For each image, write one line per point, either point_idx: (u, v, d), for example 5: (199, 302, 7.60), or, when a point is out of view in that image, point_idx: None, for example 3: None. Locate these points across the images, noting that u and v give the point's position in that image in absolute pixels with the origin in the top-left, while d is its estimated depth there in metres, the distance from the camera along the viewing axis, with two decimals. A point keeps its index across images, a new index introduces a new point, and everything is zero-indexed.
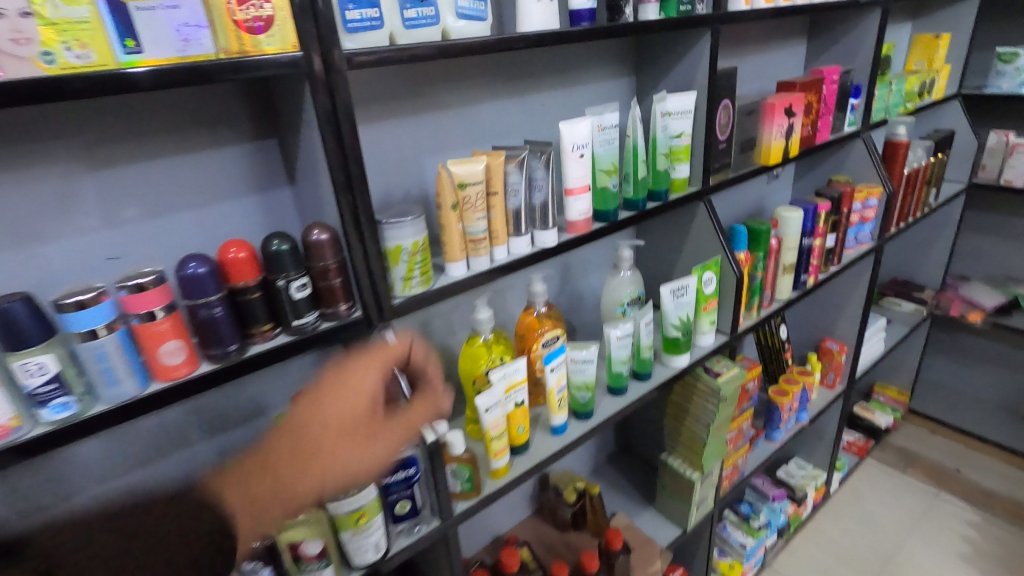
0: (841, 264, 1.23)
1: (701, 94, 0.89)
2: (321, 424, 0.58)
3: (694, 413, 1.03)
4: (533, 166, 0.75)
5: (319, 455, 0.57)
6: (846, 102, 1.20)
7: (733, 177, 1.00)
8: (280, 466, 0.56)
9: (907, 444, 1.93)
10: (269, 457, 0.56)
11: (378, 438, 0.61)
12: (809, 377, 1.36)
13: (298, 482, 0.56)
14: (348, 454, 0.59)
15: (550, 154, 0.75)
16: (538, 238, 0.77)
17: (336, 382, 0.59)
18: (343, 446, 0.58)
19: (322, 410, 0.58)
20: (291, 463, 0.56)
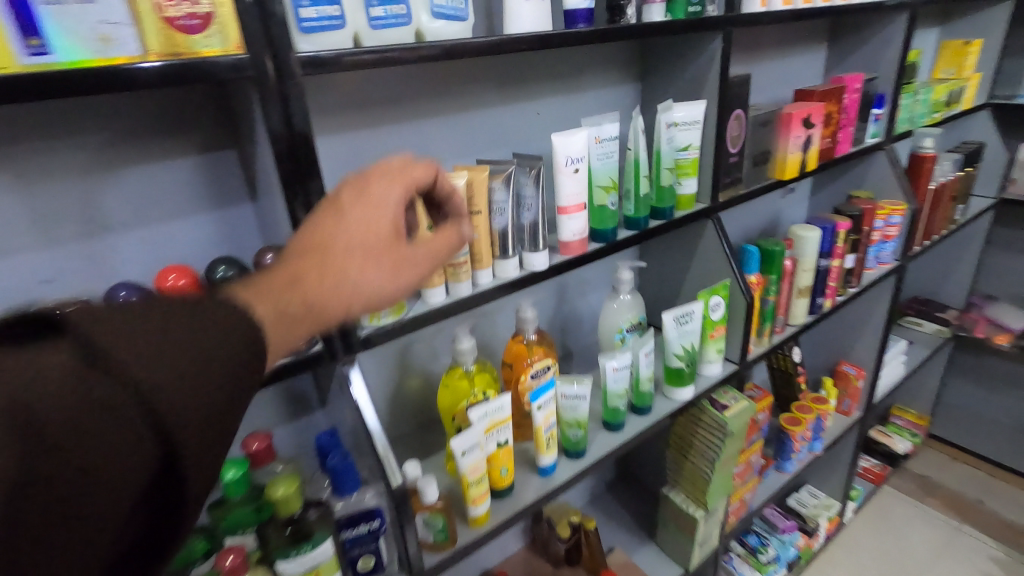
0: (861, 286, 1.15)
1: (711, 103, 0.82)
2: (349, 237, 0.48)
3: (698, 447, 0.96)
4: (522, 181, 0.68)
5: (348, 271, 0.47)
6: (869, 112, 1.12)
7: (745, 193, 0.93)
8: (308, 282, 0.45)
9: (927, 471, 1.84)
10: (294, 272, 0.45)
11: (416, 260, 0.52)
12: (824, 405, 1.27)
13: (329, 303, 0.46)
14: (383, 273, 0.49)
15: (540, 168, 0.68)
16: (528, 261, 0.71)
17: (362, 192, 0.50)
18: (374, 265, 0.49)
19: (348, 222, 0.48)
20: (319, 279, 0.46)
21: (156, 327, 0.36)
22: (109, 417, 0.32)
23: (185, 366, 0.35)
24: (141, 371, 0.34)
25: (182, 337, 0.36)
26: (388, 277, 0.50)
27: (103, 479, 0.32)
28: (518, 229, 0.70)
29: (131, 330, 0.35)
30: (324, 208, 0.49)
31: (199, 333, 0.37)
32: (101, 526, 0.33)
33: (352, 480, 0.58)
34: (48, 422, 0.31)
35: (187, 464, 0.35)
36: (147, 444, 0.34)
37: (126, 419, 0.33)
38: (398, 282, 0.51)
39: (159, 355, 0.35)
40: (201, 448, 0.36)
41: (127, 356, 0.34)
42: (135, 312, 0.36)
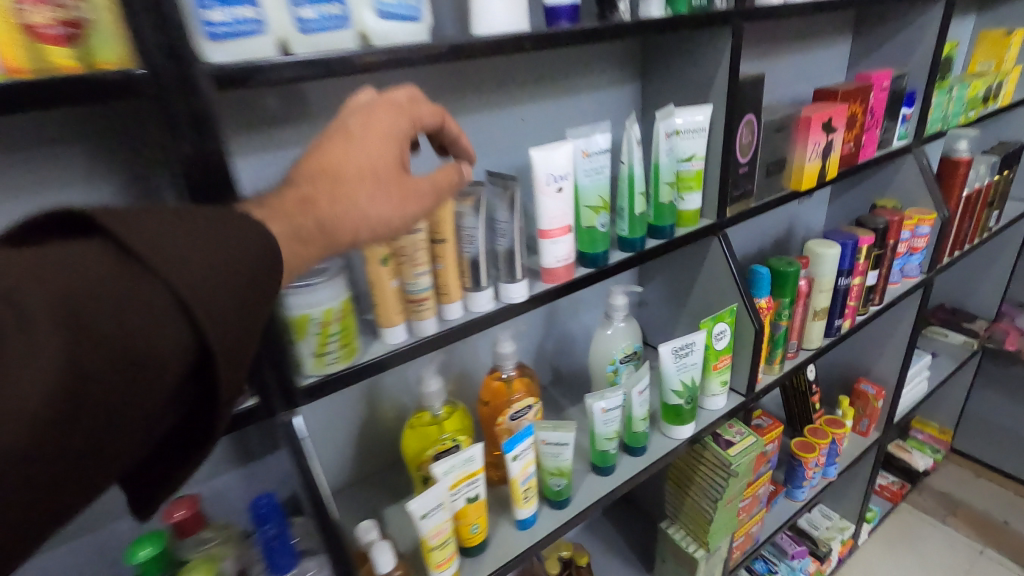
0: (883, 303, 1.05)
1: (718, 108, 0.72)
2: (360, 160, 0.45)
3: (699, 485, 0.88)
4: (496, 203, 0.59)
5: (356, 198, 0.45)
6: (897, 111, 1.01)
7: (756, 207, 0.83)
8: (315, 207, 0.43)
9: (949, 488, 1.74)
10: (300, 197, 0.43)
11: (429, 190, 0.49)
12: (840, 429, 1.18)
13: (338, 228, 0.44)
14: (395, 199, 0.47)
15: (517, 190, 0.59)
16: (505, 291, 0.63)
17: (370, 120, 0.48)
18: (385, 191, 0.46)
19: (359, 147, 0.46)
20: (327, 202, 0.43)
21: (182, 224, 0.32)
22: (144, 317, 0.29)
23: (218, 271, 0.32)
24: (174, 272, 0.30)
25: (215, 242, 0.33)
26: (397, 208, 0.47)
27: (137, 379, 0.29)
28: (493, 256, 0.62)
29: (161, 231, 0.31)
30: (332, 134, 0.46)
31: (229, 240, 0.33)
32: (134, 424, 0.30)
33: (286, 558, 0.51)
34: (87, 306, 0.28)
35: (221, 373, 0.32)
36: (184, 348, 0.31)
37: (161, 317, 0.30)
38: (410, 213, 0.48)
39: (190, 257, 0.31)
40: (234, 358, 0.33)
41: (158, 255, 0.30)
42: (164, 212, 0.33)
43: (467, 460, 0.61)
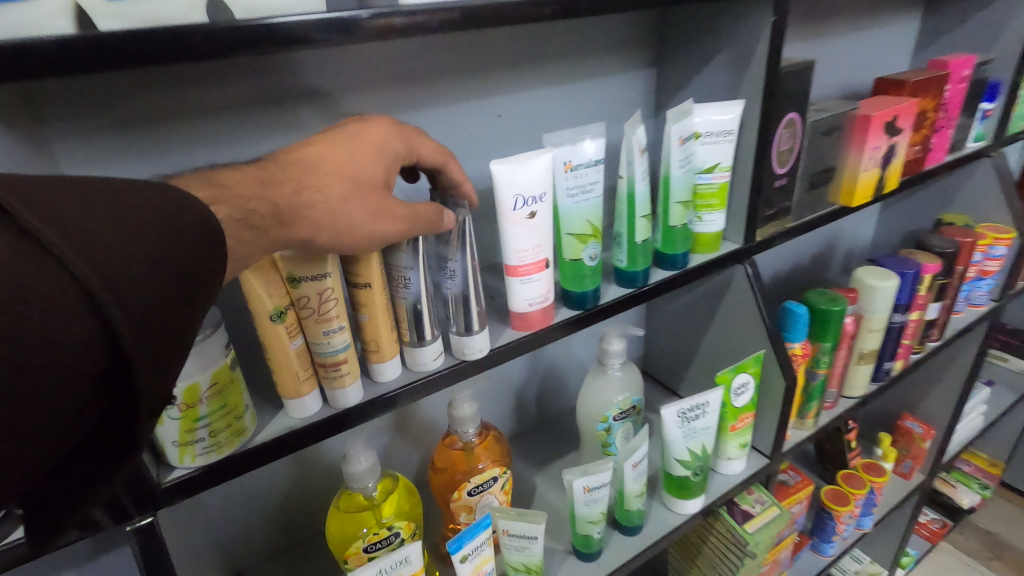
0: (944, 339, 0.88)
1: (751, 105, 0.56)
2: (349, 164, 0.36)
3: (709, 557, 0.73)
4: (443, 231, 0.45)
5: (327, 210, 0.35)
6: (976, 107, 0.82)
7: (795, 226, 0.66)
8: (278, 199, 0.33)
9: (996, 528, 1.55)
10: (271, 178, 0.33)
11: (422, 209, 0.41)
12: (879, 477, 1.01)
13: (298, 220, 0.34)
14: (376, 219, 0.38)
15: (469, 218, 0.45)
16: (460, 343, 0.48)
17: (382, 127, 0.39)
18: (365, 203, 0.37)
19: (359, 151, 0.37)
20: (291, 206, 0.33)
21: (108, 205, 0.26)
22: (42, 310, 0.23)
23: (140, 260, 0.26)
24: (81, 257, 0.24)
25: (137, 224, 0.26)
26: (369, 227, 0.37)
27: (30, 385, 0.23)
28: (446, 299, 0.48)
29: (69, 207, 0.25)
30: (336, 129, 0.38)
31: (157, 230, 0.27)
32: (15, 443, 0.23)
33: None
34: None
35: (138, 386, 0.26)
36: (93, 352, 0.24)
37: (64, 315, 0.23)
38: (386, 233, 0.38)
39: (111, 244, 0.25)
40: (155, 365, 0.26)
41: (64, 238, 0.24)
42: (72, 186, 0.26)
43: (400, 562, 0.47)
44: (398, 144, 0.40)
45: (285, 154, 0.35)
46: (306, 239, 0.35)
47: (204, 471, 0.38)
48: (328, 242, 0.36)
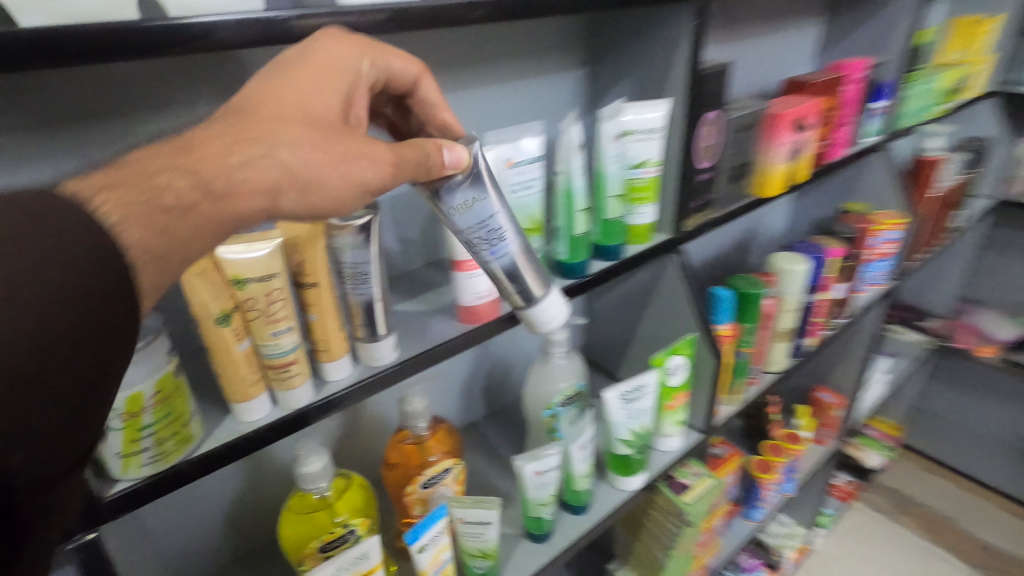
0: (849, 317, 0.97)
1: (676, 103, 0.60)
2: (301, 102, 0.36)
3: (651, 530, 0.78)
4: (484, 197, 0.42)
5: (283, 195, 0.34)
6: (865, 107, 0.89)
7: (719, 216, 0.72)
8: (226, 194, 0.32)
9: (899, 485, 1.72)
10: (225, 162, 0.32)
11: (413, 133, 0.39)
12: (798, 446, 1.10)
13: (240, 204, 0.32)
14: (361, 163, 0.37)
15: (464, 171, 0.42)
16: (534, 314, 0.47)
17: (336, 47, 0.37)
18: (329, 152, 0.36)
19: (306, 81, 0.37)
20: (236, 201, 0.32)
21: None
22: None
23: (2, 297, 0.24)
24: None
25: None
26: (343, 178, 0.36)
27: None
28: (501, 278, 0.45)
29: None
30: (276, 61, 0.37)
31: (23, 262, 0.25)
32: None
33: None
34: None
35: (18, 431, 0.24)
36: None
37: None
38: (366, 175, 0.37)
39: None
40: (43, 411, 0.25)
41: None
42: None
43: (359, 558, 0.47)
44: (353, 59, 0.39)
45: (226, 105, 0.35)
46: (268, 207, 0.34)
47: (148, 482, 0.37)
48: (292, 206, 0.35)
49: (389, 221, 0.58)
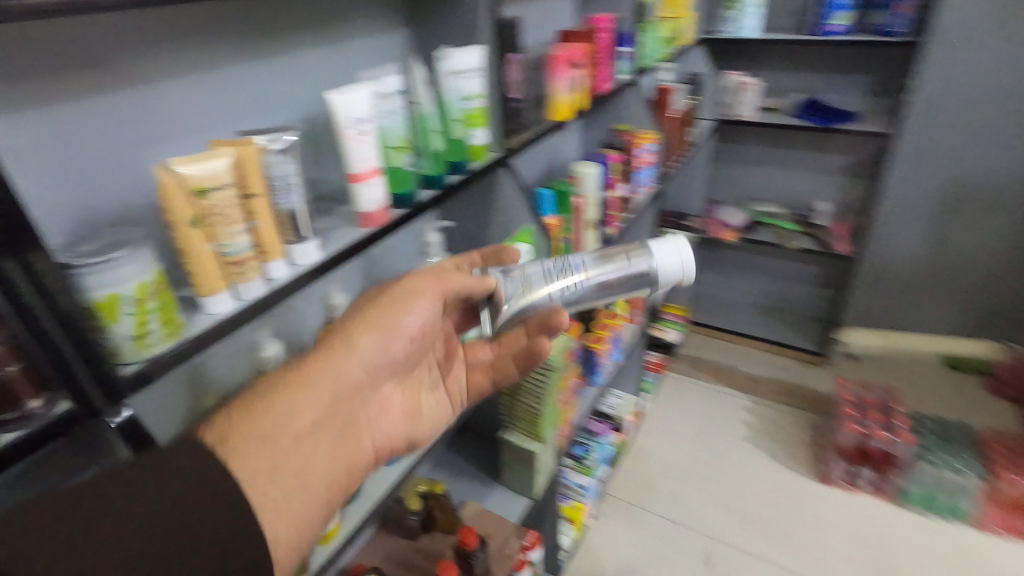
0: (634, 211, 1.28)
1: (487, 48, 0.80)
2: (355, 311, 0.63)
3: (526, 387, 1.01)
4: (559, 281, 0.70)
5: (360, 337, 0.58)
6: (616, 50, 1.20)
7: (531, 136, 0.95)
8: (326, 366, 0.54)
9: (694, 352, 2.21)
10: (312, 358, 0.54)
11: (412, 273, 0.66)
12: (618, 321, 1.43)
13: (328, 354, 0.55)
14: (403, 297, 0.62)
15: (521, 296, 0.68)
16: (659, 264, 0.73)
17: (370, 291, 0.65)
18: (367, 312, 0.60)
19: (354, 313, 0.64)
20: (340, 359, 0.56)
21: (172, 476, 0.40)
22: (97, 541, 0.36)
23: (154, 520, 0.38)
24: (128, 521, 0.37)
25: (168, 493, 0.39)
26: (382, 314, 0.60)
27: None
28: (619, 280, 0.72)
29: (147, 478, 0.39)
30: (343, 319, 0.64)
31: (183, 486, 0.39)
32: None
33: None
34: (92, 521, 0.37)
35: None
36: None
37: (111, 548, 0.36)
38: (400, 302, 0.62)
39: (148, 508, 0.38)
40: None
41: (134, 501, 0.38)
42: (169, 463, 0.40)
43: None
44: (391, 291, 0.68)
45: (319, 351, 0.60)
46: (344, 343, 0.57)
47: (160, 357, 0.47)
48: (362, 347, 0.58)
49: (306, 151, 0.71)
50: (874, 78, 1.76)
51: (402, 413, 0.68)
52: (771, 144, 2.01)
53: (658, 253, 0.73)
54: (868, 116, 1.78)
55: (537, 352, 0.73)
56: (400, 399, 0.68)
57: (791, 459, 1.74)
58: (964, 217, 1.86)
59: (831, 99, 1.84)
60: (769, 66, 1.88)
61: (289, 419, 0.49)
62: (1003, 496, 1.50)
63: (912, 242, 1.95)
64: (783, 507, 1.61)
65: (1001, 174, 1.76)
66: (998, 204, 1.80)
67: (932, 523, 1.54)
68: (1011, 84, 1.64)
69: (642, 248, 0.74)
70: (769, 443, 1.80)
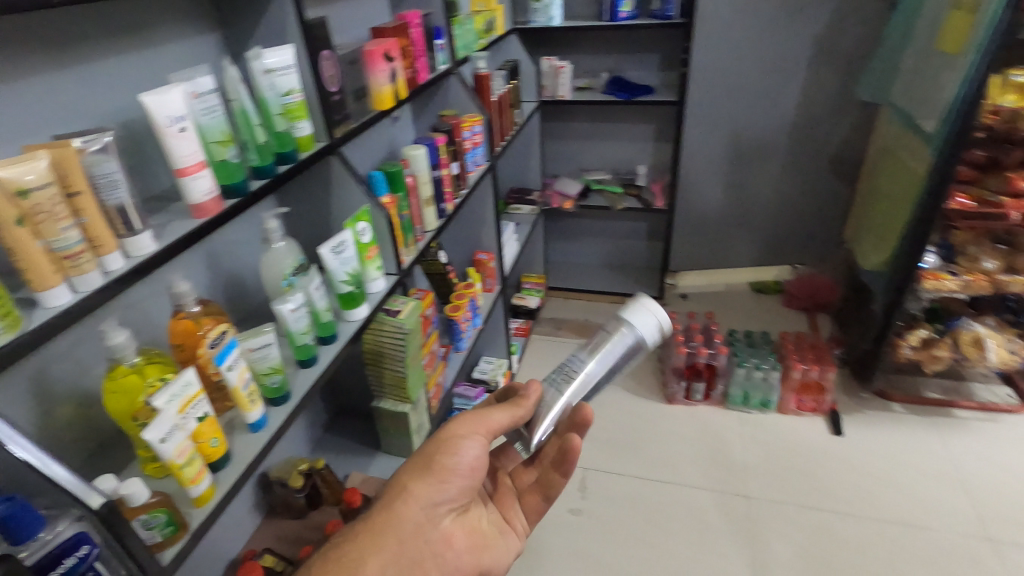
0: (469, 187, 1.43)
1: (297, 46, 0.87)
2: (417, 457, 0.86)
3: (388, 353, 1.11)
4: (563, 383, 0.85)
5: (412, 485, 0.83)
6: (431, 43, 1.33)
7: (357, 125, 1.04)
8: (389, 516, 0.80)
9: (555, 313, 2.44)
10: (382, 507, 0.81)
11: (459, 420, 0.88)
12: (473, 289, 1.56)
13: (394, 502, 0.81)
14: (443, 447, 0.85)
15: (543, 413, 0.85)
16: (641, 329, 0.84)
17: (435, 438, 0.88)
18: (421, 466, 0.84)
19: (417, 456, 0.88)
20: (397, 507, 0.81)
21: None
22: None
23: None
24: None
25: None
26: (432, 466, 0.84)
27: None
28: (613, 359, 0.84)
29: None
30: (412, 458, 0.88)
31: None
32: None
33: (31, 521, 0.53)
34: None
35: None
36: None
37: None
38: (443, 456, 0.85)
39: None
40: None
41: None
42: None
43: (185, 385, 0.65)
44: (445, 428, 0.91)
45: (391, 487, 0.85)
46: (402, 492, 0.82)
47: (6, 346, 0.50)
48: (416, 497, 0.82)
49: (126, 150, 0.75)
50: (664, 55, 2.06)
51: (467, 541, 0.90)
52: (591, 119, 2.27)
53: (639, 318, 0.84)
54: (663, 88, 2.09)
55: (570, 449, 0.89)
56: (464, 530, 0.90)
57: (641, 388, 2.02)
58: (748, 166, 2.24)
59: (633, 75, 2.13)
60: (577, 50, 2.13)
61: (360, 561, 0.75)
62: (795, 381, 1.85)
63: (713, 191, 2.32)
64: (638, 429, 1.87)
65: (765, 126, 2.16)
66: (770, 152, 2.21)
67: (749, 415, 1.89)
68: (763, 52, 2.02)
69: (627, 316, 0.84)
70: (623, 378, 2.07)
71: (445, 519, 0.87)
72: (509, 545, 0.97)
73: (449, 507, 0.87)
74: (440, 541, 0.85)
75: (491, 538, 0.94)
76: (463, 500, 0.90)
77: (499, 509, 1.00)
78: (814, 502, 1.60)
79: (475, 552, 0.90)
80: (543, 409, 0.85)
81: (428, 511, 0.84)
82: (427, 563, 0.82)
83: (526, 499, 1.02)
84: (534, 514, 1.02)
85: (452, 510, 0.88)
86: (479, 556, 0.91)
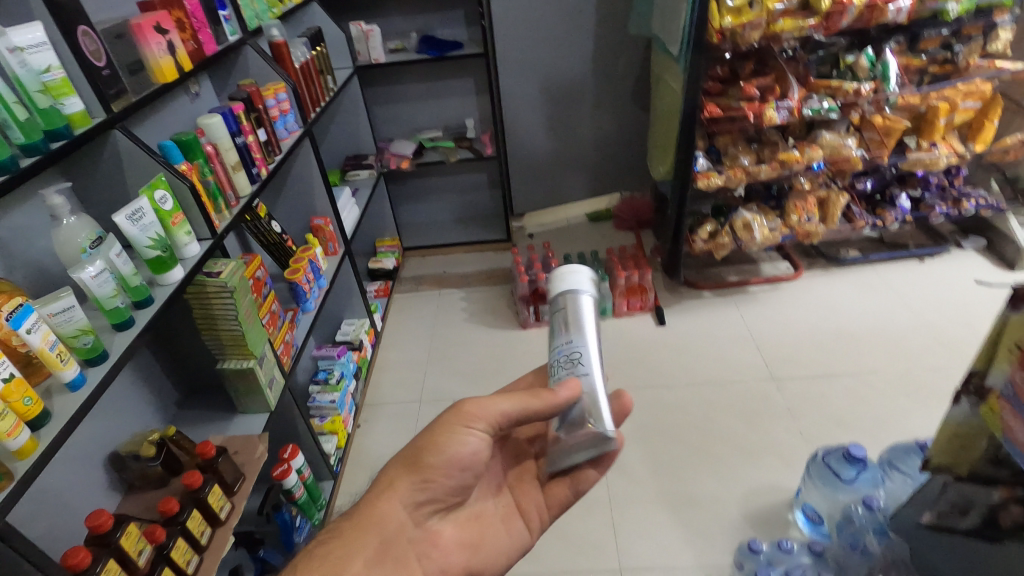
0: (284, 152, 1.48)
1: (46, 23, 0.88)
2: (411, 451, 0.83)
3: (219, 313, 1.17)
4: (580, 367, 0.76)
5: (398, 481, 0.82)
6: (215, 15, 1.34)
7: (137, 100, 1.05)
8: (370, 522, 0.80)
9: (415, 271, 2.55)
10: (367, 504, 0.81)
11: (463, 410, 0.82)
12: (311, 250, 1.63)
13: (376, 505, 0.81)
14: (434, 446, 0.81)
15: (596, 407, 0.75)
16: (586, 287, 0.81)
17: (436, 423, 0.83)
18: (411, 464, 0.82)
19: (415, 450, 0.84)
20: (380, 504, 0.81)
21: None
22: None
23: None
24: None
25: None
26: (424, 459, 0.81)
27: None
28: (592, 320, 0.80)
29: None
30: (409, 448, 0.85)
31: None
32: None
33: None
34: None
35: None
36: None
37: None
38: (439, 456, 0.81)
39: None
40: None
41: None
42: None
43: None
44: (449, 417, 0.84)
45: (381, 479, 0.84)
46: (384, 488, 0.82)
47: None
48: (401, 497, 0.81)
49: None
50: (466, 11, 2.19)
51: (458, 539, 0.88)
52: (412, 80, 2.36)
53: (579, 279, 0.81)
54: (471, 43, 2.22)
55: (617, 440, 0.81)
56: (454, 526, 0.88)
57: (498, 320, 2.21)
58: (564, 107, 2.47)
59: (443, 33, 2.24)
60: (382, 14, 2.20)
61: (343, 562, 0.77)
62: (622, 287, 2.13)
63: (539, 134, 2.52)
64: (498, 351, 2.07)
65: (570, 69, 2.37)
66: (579, 92, 2.44)
67: None
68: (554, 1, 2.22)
69: (560, 285, 0.81)
70: (482, 315, 2.25)
71: (430, 518, 0.86)
72: (507, 541, 0.92)
73: (432, 510, 0.85)
74: (426, 539, 0.84)
75: (490, 536, 0.92)
76: (452, 500, 0.87)
77: (512, 497, 0.95)
78: (645, 382, 1.90)
79: (463, 551, 0.88)
80: (585, 401, 0.75)
81: (412, 510, 0.83)
82: (411, 563, 0.82)
83: (550, 488, 0.94)
84: (557, 505, 0.95)
85: (438, 508, 0.86)
86: (468, 556, 0.88)
